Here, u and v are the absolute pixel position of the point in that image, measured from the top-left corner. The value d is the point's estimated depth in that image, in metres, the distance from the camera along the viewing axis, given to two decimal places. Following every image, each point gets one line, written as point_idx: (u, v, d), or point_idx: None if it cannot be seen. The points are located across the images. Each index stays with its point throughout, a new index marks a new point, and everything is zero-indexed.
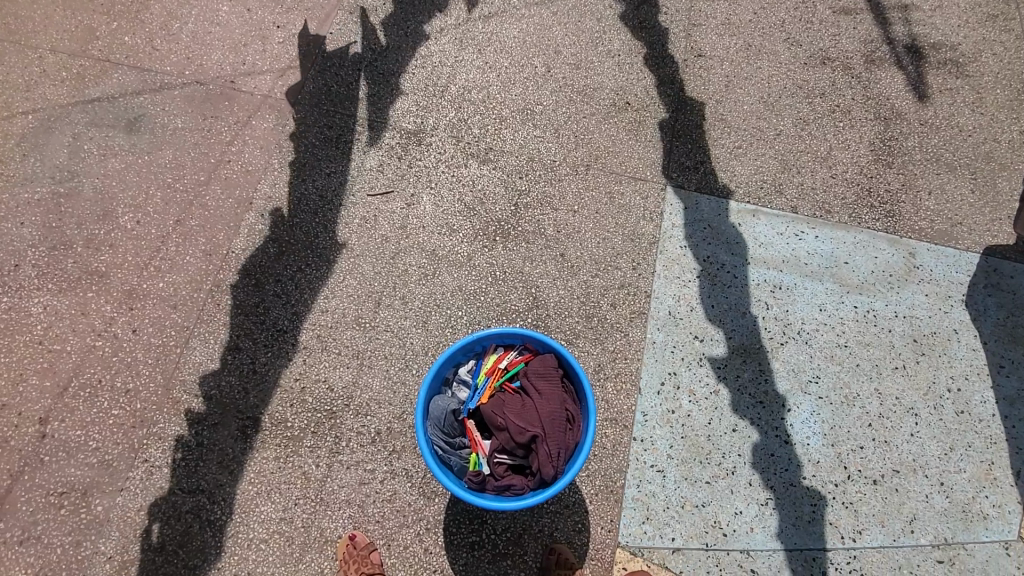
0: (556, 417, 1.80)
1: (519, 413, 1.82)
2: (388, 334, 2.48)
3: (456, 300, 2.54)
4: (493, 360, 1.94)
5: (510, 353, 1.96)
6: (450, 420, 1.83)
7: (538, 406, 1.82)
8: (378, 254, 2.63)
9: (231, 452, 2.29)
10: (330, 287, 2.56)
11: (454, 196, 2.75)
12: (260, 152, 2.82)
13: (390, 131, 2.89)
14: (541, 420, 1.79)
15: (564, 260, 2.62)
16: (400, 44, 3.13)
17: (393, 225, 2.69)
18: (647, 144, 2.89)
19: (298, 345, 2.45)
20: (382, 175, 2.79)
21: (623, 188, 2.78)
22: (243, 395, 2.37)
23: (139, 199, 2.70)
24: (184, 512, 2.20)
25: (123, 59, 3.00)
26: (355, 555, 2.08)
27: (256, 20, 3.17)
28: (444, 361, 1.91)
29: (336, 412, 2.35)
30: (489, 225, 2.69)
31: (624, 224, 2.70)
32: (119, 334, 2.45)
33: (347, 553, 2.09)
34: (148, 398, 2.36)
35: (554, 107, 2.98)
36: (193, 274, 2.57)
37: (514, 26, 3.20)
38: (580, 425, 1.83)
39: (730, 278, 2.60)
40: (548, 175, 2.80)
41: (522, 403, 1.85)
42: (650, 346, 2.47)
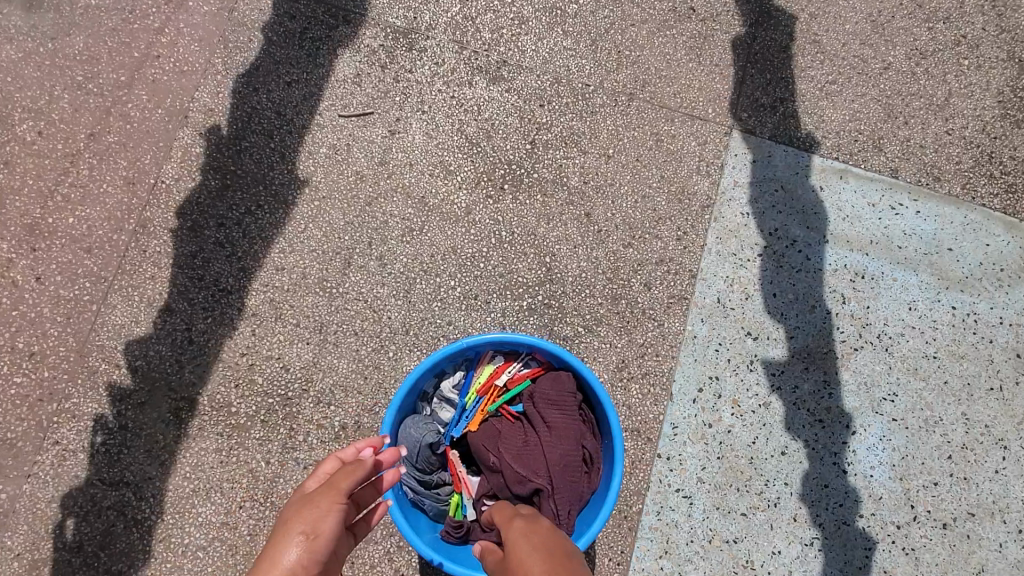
0: (570, 463, 1.34)
1: (519, 453, 1.35)
2: (360, 304, 1.96)
3: (449, 265, 2.00)
4: (488, 373, 1.46)
5: (512, 365, 1.47)
6: (427, 456, 1.36)
7: (542, 448, 1.35)
8: (351, 197, 2.04)
9: (163, 440, 1.84)
10: (288, 236, 2.01)
11: (452, 125, 2.11)
12: (198, 47, 2.13)
13: (372, 27, 2.18)
14: (545, 468, 1.33)
15: (588, 222, 2.05)
16: None
17: (371, 159, 2.07)
18: (709, 71, 2.22)
19: (246, 311, 1.94)
20: (359, 91, 2.12)
21: (672, 130, 2.14)
22: (176, 370, 1.88)
23: (41, 103, 2.06)
24: (105, 508, 1.79)
25: None
26: None
27: None
28: (422, 373, 1.43)
29: (291, 399, 1.88)
30: (496, 169, 2.08)
31: (670, 178, 2.09)
32: (19, 282, 1.94)
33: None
34: (58, 366, 1.88)
35: (592, 8, 2.24)
36: (112, 208, 2.01)
37: None
38: (598, 471, 1.37)
39: (801, 260, 2.07)
40: (577, 105, 2.14)
41: (526, 438, 1.39)
42: (689, 341, 1.96)
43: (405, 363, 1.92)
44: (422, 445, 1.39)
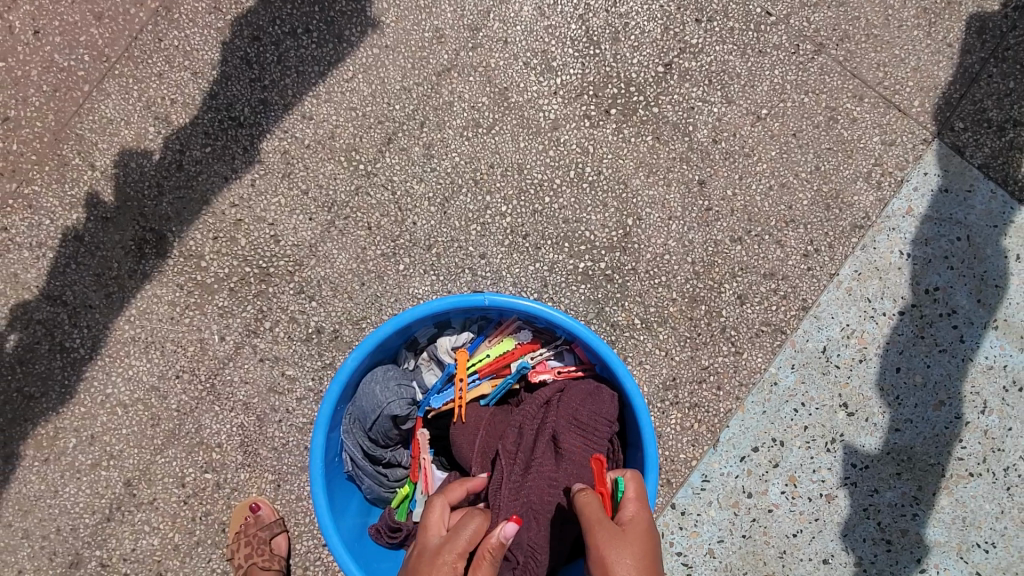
0: None
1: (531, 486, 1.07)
2: (385, 195, 1.56)
3: (506, 184, 1.55)
4: (501, 351, 1.23)
5: (539, 351, 1.24)
6: (383, 425, 1.13)
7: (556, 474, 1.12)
8: (418, 59, 1.58)
9: (117, 269, 1.56)
10: (327, 81, 1.58)
11: (575, 8, 1.59)
12: None
13: None
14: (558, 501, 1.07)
15: (698, 194, 1.55)
16: None
17: (459, 18, 1.59)
18: (936, 51, 1.60)
19: (252, 155, 1.57)
20: None
21: (854, 112, 1.57)
22: (155, 197, 1.57)
23: None
24: (34, 321, 1.56)
25: None
26: (250, 533, 1.47)
27: None
28: (420, 320, 1.18)
29: (271, 278, 1.56)
30: (608, 85, 1.57)
31: (825, 175, 1.55)
32: (15, 29, 1.60)
33: (242, 525, 1.48)
34: (28, 143, 1.58)
35: None
36: None
37: None
38: None
39: (951, 338, 1.52)
40: (743, 35, 1.58)
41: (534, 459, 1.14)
42: (766, 387, 1.51)
43: (412, 284, 1.54)
44: (393, 404, 1.13)
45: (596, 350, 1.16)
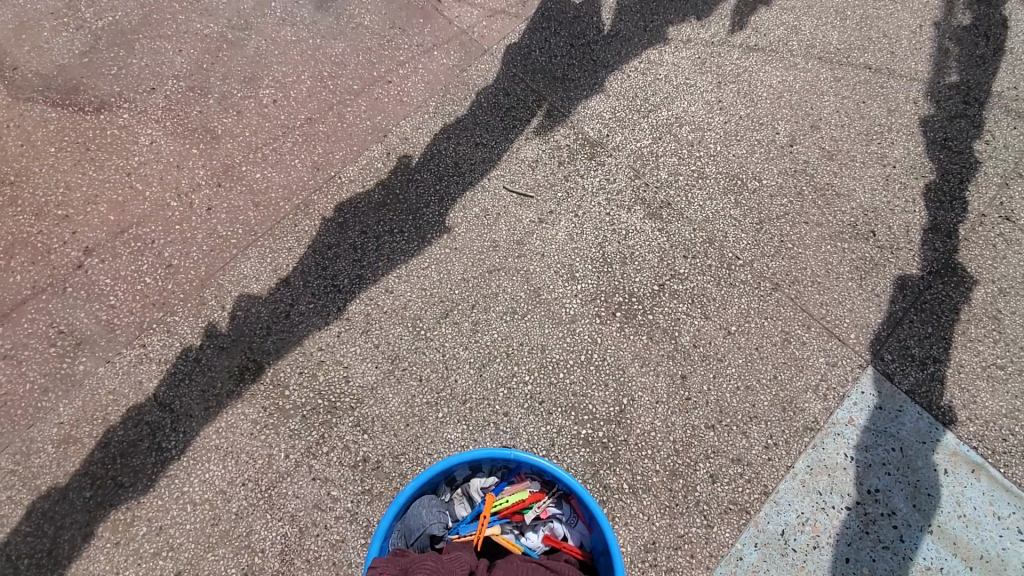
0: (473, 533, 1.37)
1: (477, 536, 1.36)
2: (436, 356, 2.02)
3: (531, 359, 2.00)
4: (517, 497, 1.56)
5: (543, 500, 1.57)
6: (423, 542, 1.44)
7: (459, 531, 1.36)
8: (476, 259, 2.15)
9: (218, 388, 1.99)
10: (408, 267, 2.14)
11: (596, 238, 2.18)
12: (423, 86, 2.44)
13: (568, 129, 2.37)
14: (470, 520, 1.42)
15: (680, 385, 1.96)
16: (633, 36, 2.55)
17: (511, 235, 2.18)
18: (867, 298, 2.09)
19: (342, 314, 2.08)
20: (530, 174, 2.29)
21: (804, 338, 2.03)
22: (262, 336, 2.05)
23: (288, 79, 2.44)
24: (143, 421, 1.95)
25: None
26: None
27: None
28: (461, 460, 1.55)
29: (336, 411, 1.95)
30: (615, 294, 2.09)
31: (781, 383, 1.97)
32: (194, 205, 2.24)
33: None
34: (180, 285, 2.13)
35: (773, 192, 2.25)
36: (291, 180, 2.27)
37: (777, 73, 2.48)
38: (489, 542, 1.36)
39: (892, 536, 1.79)
40: (719, 270, 2.12)
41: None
42: (732, 561, 1.76)
43: (446, 430, 1.92)
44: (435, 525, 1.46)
45: (587, 506, 1.48)
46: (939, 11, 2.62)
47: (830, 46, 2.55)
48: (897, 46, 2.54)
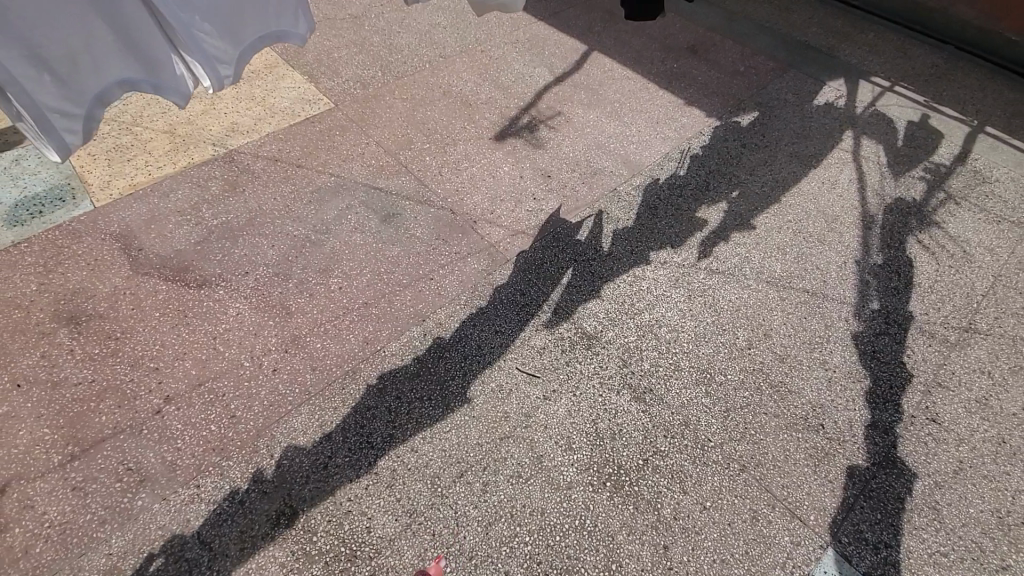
0: None
1: None
2: (449, 512, 2.31)
3: (531, 520, 2.29)
4: None
5: None
6: None
7: None
8: (490, 427, 2.56)
9: (254, 530, 2.25)
10: (432, 430, 2.55)
11: (590, 414, 2.62)
12: (458, 284, 3.11)
13: (569, 323, 2.97)
14: None
15: (662, 553, 2.22)
16: (623, 256, 3.30)
17: (520, 408, 2.63)
18: (822, 482, 2.44)
19: (372, 468, 2.43)
20: (538, 358, 2.82)
21: (769, 516, 2.34)
22: (302, 483, 2.38)
23: (353, 272, 3.13)
24: (182, 557, 2.18)
25: (415, 170, 3.71)
26: None
27: (522, 186, 3.67)
28: None
29: (356, 558, 2.19)
30: (606, 465, 2.46)
31: (752, 558, 2.22)
32: (262, 366, 2.74)
33: None
34: (239, 434, 2.52)
35: (736, 386, 2.74)
36: (344, 351, 2.80)
37: (735, 291, 3.16)
38: None
39: None
40: (693, 450, 2.51)
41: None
42: None
43: None
44: None
45: None
46: (858, 251, 3.40)
47: (776, 272, 3.27)
48: (827, 276, 3.27)
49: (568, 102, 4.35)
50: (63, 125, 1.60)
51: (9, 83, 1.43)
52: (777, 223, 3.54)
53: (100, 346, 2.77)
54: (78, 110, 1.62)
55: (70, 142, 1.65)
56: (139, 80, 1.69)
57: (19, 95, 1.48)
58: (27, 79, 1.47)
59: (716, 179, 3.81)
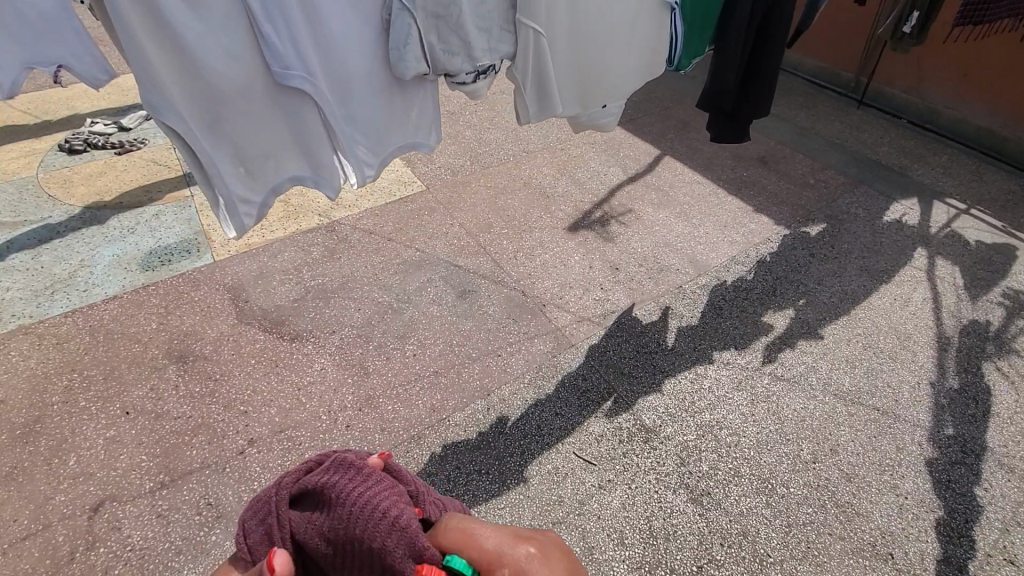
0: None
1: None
2: None
3: None
4: None
5: None
6: None
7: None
8: (544, 510, 2.61)
9: None
10: (487, 505, 2.61)
11: (645, 510, 2.61)
12: (523, 363, 3.27)
13: (628, 414, 3.03)
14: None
15: None
16: (685, 353, 3.38)
17: (574, 494, 2.67)
18: None
19: None
20: (595, 445, 2.87)
21: None
22: None
23: (428, 341, 3.36)
24: None
25: (492, 252, 4.02)
26: None
27: (591, 275, 3.89)
28: None
29: None
30: (658, 566, 2.42)
31: None
32: (337, 421, 2.94)
33: None
34: None
35: (798, 500, 2.67)
36: (412, 416, 2.97)
37: (798, 400, 3.13)
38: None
39: None
40: (751, 563, 2.43)
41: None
42: None
43: None
44: None
45: None
46: (933, 373, 3.31)
47: (843, 386, 3.23)
48: (898, 395, 3.18)
49: (639, 201, 4.63)
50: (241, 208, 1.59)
51: (206, 164, 1.46)
52: (845, 335, 3.53)
53: (201, 385, 3.07)
54: (260, 195, 1.63)
55: (245, 224, 1.62)
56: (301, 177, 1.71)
57: (214, 178, 1.49)
58: (225, 162, 1.50)
59: (782, 285, 3.88)
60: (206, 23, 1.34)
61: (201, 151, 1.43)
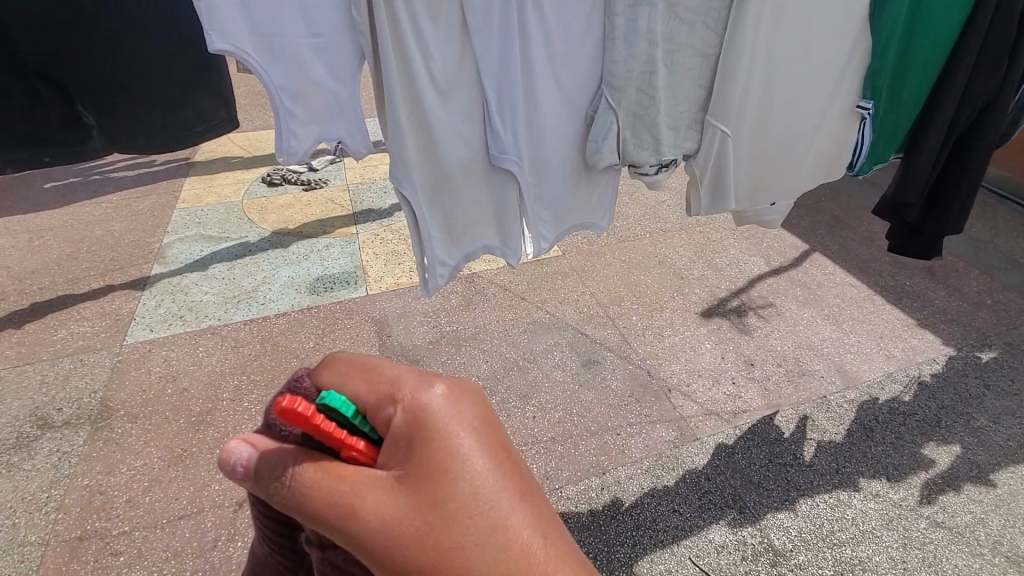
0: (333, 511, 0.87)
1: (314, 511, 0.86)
2: None
3: None
4: None
5: None
6: None
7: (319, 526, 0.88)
8: None
9: None
10: None
11: None
12: (643, 447, 3.16)
13: (754, 528, 2.77)
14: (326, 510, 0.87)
15: None
16: (824, 472, 3.06)
17: None
18: None
19: None
20: (714, 554, 2.65)
21: None
22: None
23: (548, 405, 3.39)
24: None
25: (620, 327, 4.01)
26: None
27: (722, 367, 3.72)
28: None
29: None
30: None
31: None
32: None
33: None
34: None
35: None
36: None
37: (966, 557, 2.67)
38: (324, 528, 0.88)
39: None
40: None
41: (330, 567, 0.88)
42: None
43: None
44: None
45: None
46: None
47: None
48: None
49: (781, 296, 4.40)
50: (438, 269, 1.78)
51: (422, 227, 1.67)
52: None
53: None
54: (454, 259, 1.81)
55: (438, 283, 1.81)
56: (490, 245, 1.87)
57: (424, 239, 1.70)
58: (434, 227, 1.71)
59: (949, 416, 3.41)
60: (452, 116, 1.58)
61: (420, 216, 1.65)
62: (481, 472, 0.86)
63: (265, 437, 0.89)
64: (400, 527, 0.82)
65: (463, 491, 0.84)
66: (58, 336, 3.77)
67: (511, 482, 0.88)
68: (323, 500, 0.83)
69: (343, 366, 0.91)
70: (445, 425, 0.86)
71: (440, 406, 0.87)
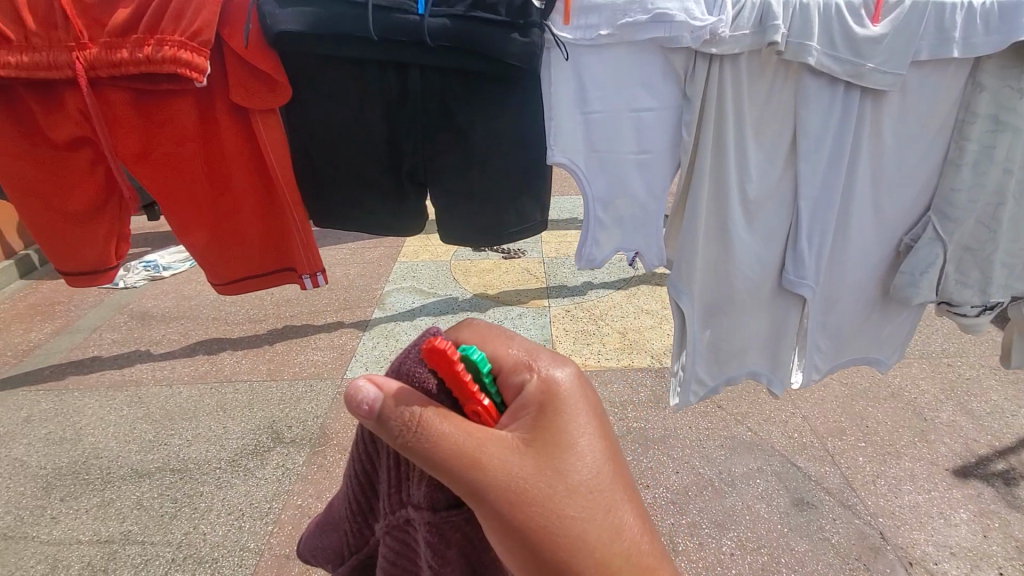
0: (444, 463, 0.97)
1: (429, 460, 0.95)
2: None
3: None
4: None
5: None
6: None
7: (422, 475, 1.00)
8: None
9: None
10: None
11: None
12: None
13: None
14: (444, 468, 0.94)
15: None
16: None
17: None
18: None
19: None
20: None
21: None
22: None
23: (749, 543, 2.92)
24: None
25: (842, 466, 3.38)
26: None
27: (992, 552, 2.86)
28: None
29: None
30: None
31: None
32: None
33: None
34: None
35: None
36: None
37: None
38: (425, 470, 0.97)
39: None
40: None
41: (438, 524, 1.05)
42: None
43: None
44: None
45: None
46: None
47: None
48: None
49: None
50: (692, 386, 2.33)
51: (688, 341, 2.26)
52: None
53: None
54: (713, 378, 2.38)
55: (686, 398, 2.35)
56: (756, 369, 2.41)
57: (688, 354, 2.27)
58: (700, 344, 2.30)
59: None
60: (756, 236, 2.14)
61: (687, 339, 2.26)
62: (598, 456, 0.97)
63: (392, 382, 0.98)
64: (521, 486, 0.92)
65: (584, 465, 0.95)
66: (298, 360, 4.42)
67: (615, 470, 0.98)
68: (451, 449, 0.92)
69: (482, 330, 1.06)
70: (569, 399, 0.99)
71: (570, 385, 1.00)
